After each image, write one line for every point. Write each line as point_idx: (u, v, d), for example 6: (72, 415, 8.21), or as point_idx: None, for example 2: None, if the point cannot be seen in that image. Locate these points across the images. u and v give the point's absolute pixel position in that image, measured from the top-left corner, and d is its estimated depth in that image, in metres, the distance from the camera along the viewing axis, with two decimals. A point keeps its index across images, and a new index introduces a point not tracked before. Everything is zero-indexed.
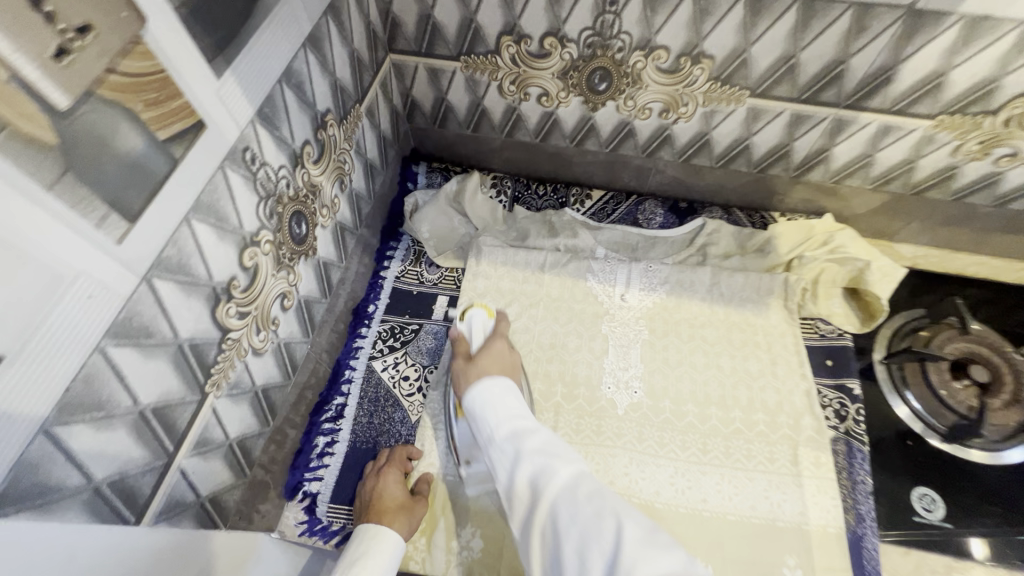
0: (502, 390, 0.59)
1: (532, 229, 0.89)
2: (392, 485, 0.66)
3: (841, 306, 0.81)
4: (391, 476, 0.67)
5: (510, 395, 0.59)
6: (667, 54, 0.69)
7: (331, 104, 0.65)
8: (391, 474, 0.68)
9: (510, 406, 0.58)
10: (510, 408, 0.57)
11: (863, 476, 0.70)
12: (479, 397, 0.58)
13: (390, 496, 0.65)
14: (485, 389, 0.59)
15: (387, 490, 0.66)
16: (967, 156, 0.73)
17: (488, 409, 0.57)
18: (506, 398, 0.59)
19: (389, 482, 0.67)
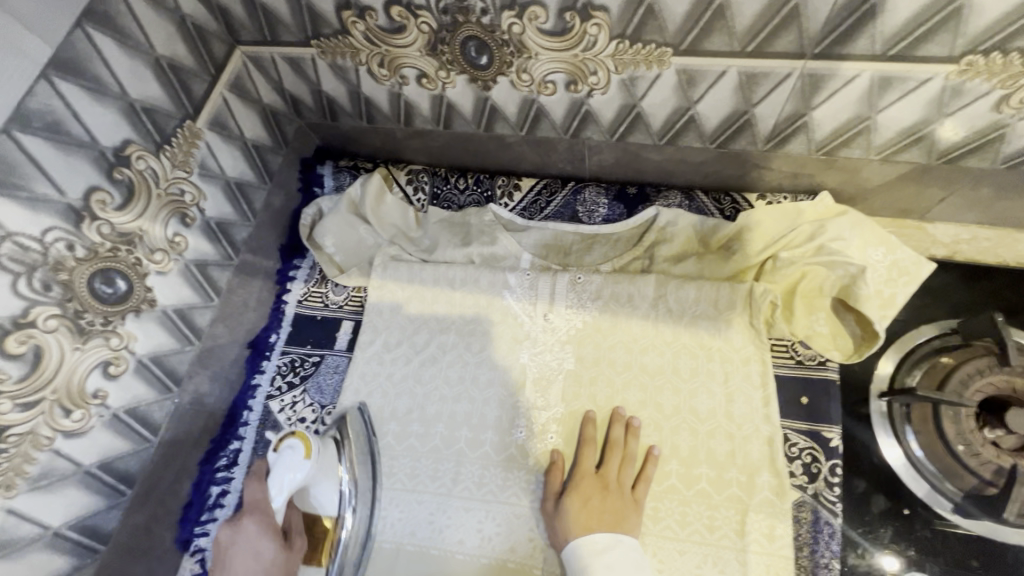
0: (615, 550, 0.55)
1: (443, 237, 0.76)
2: (268, 557, 0.52)
3: (826, 326, 0.62)
4: (247, 530, 0.52)
5: (626, 552, 0.55)
6: (544, 12, 0.50)
7: (133, 132, 0.54)
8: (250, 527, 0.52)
9: (616, 567, 0.54)
10: (617, 571, 0.53)
11: (827, 559, 0.55)
12: (578, 550, 0.55)
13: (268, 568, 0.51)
14: (589, 545, 0.55)
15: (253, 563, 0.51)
16: (1019, 108, 0.48)
17: (589, 571, 0.54)
18: (630, 560, 0.54)
19: (251, 540, 0.52)
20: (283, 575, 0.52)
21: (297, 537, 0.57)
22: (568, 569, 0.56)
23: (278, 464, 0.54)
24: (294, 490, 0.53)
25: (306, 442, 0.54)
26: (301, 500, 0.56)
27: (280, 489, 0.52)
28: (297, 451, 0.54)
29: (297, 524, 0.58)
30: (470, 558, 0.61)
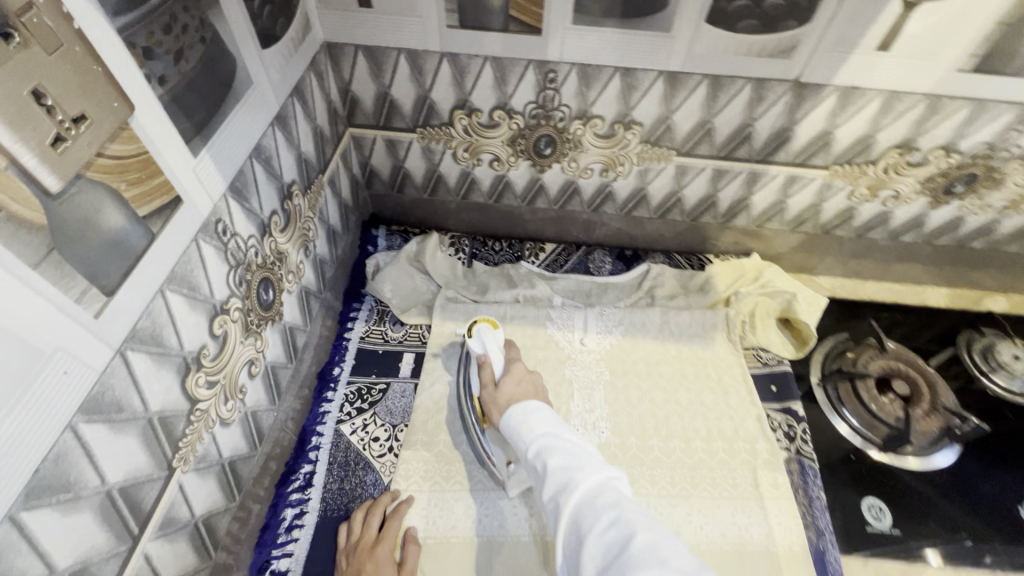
0: (543, 412, 0.61)
1: (491, 282, 0.95)
2: (514, 388, 0.68)
3: (777, 337, 0.90)
4: (516, 372, 0.71)
5: (547, 411, 0.61)
6: (602, 122, 0.78)
7: (297, 176, 0.68)
8: (512, 372, 0.71)
9: (546, 422, 0.59)
10: (547, 423, 0.59)
11: (817, 492, 0.76)
12: (516, 419, 0.61)
13: (515, 394, 0.67)
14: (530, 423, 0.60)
15: (508, 391, 0.68)
16: (860, 198, 0.85)
17: (524, 425, 0.60)
18: (552, 419, 0.60)
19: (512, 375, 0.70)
20: (525, 384, 0.69)
21: (519, 362, 0.73)
22: (513, 442, 0.61)
23: (474, 339, 0.78)
24: (500, 349, 0.76)
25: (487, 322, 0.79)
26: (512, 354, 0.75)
27: (477, 345, 0.76)
28: (486, 329, 0.78)
29: (516, 359, 0.74)
30: (512, 539, 0.71)
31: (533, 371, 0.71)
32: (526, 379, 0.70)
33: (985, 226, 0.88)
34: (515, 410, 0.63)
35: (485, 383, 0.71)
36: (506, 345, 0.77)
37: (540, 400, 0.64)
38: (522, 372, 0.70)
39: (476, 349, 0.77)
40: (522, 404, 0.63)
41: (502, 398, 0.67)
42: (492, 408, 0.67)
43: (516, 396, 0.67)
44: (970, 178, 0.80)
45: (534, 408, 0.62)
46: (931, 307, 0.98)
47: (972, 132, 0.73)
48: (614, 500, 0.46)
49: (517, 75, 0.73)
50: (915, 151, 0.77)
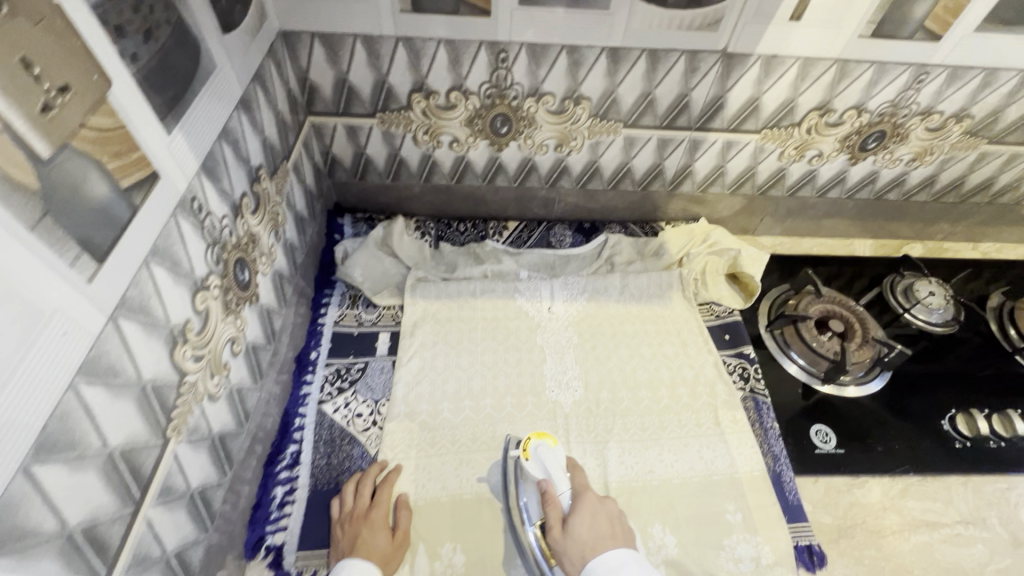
0: (631, 564, 0.55)
1: (459, 261, 0.99)
2: (585, 526, 0.61)
3: (726, 290, 0.99)
4: (587, 503, 0.63)
5: (637, 566, 0.55)
6: (554, 99, 0.83)
7: (263, 160, 0.70)
8: (585, 508, 0.63)
9: None
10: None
11: (770, 423, 0.84)
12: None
13: (591, 539, 0.59)
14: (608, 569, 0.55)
15: (581, 533, 0.60)
16: (789, 159, 0.94)
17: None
18: (639, 571, 0.55)
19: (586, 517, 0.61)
20: (601, 517, 0.62)
21: (590, 491, 0.66)
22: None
23: (532, 461, 0.69)
24: (563, 473, 0.68)
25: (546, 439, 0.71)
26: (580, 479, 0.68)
27: (538, 470, 0.68)
28: (546, 446, 0.70)
29: (586, 489, 0.67)
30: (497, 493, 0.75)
31: (608, 501, 0.65)
32: (613, 529, 0.60)
33: (897, 179, 0.99)
34: (600, 560, 0.56)
35: (551, 521, 0.63)
36: (573, 472, 0.69)
37: (623, 547, 0.57)
38: (597, 506, 0.63)
39: (536, 474, 0.69)
40: (604, 556, 0.56)
41: (577, 541, 0.59)
42: (564, 556, 0.59)
43: (591, 541, 0.59)
44: (880, 135, 0.90)
45: (618, 562, 0.55)
46: (857, 256, 1.09)
47: (877, 92, 0.83)
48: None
49: (471, 56, 0.77)
50: (831, 112, 0.86)
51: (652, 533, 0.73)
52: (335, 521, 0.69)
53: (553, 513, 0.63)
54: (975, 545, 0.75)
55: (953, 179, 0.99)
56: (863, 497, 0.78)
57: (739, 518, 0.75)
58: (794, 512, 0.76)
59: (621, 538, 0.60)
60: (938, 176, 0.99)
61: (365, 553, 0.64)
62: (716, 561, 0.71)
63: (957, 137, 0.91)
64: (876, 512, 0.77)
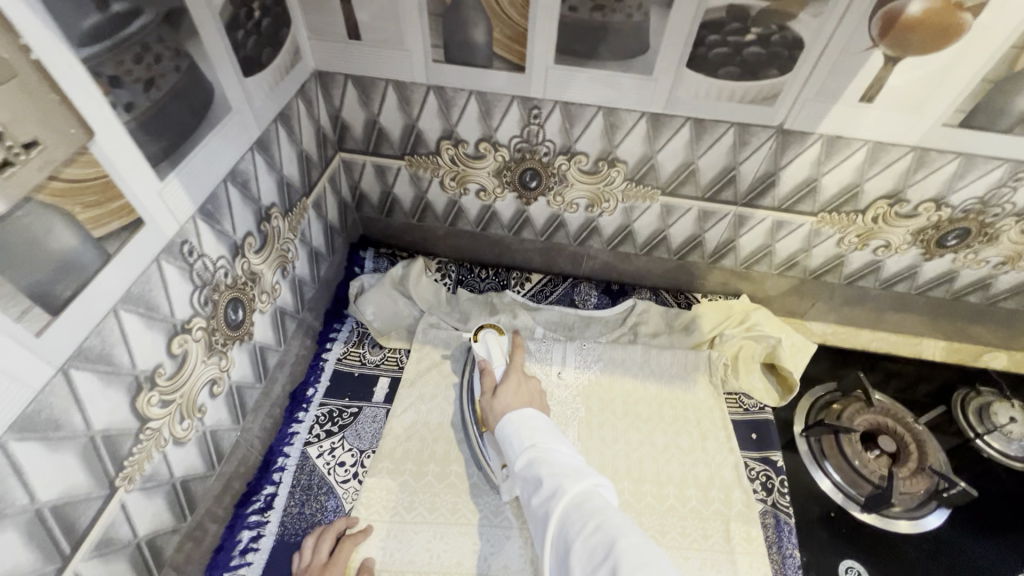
0: (538, 420, 0.64)
1: (473, 310, 0.95)
2: (510, 395, 0.70)
3: (760, 381, 0.89)
4: (514, 374, 0.73)
5: (544, 423, 0.63)
6: (586, 158, 0.78)
7: (277, 199, 0.69)
8: (512, 376, 0.73)
9: (539, 429, 0.62)
10: (538, 430, 0.62)
11: (791, 549, 0.73)
12: (515, 433, 0.63)
13: (511, 404, 0.68)
14: (519, 420, 0.64)
15: (505, 400, 0.69)
16: (849, 246, 0.84)
17: (518, 433, 0.62)
18: (543, 423, 0.63)
19: (512, 380, 0.72)
20: (524, 392, 0.71)
21: (521, 370, 0.75)
22: (506, 449, 0.63)
23: (479, 344, 0.81)
24: (504, 355, 0.79)
25: (495, 328, 0.83)
26: (514, 352, 0.78)
27: (483, 350, 0.80)
28: (492, 334, 0.82)
29: (520, 367, 0.76)
30: (470, 574, 0.69)
31: (532, 380, 0.73)
32: (533, 397, 0.70)
33: (982, 281, 0.85)
34: (511, 416, 0.65)
35: (486, 387, 0.73)
36: (510, 347, 0.79)
37: (534, 409, 0.67)
38: (520, 383, 0.72)
39: (481, 354, 0.80)
40: (519, 414, 0.65)
41: (502, 401, 0.69)
42: (489, 415, 0.70)
43: (512, 404, 0.68)
44: (963, 232, 0.78)
45: (529, 416, 0.64)
46: (926, 362, 0.95)
47: (962, 186, 0.72)
48: (601, 508, 0.49)
49: (502, 109, 0.74)
50: (904, 202, 0.75)
51: None
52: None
53: (489, 380, 0.74)
54: None
55: None
56: None
57: None
58: None
59: (535, 405, 0.69)
60: None
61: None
62: None
63: None
64: None
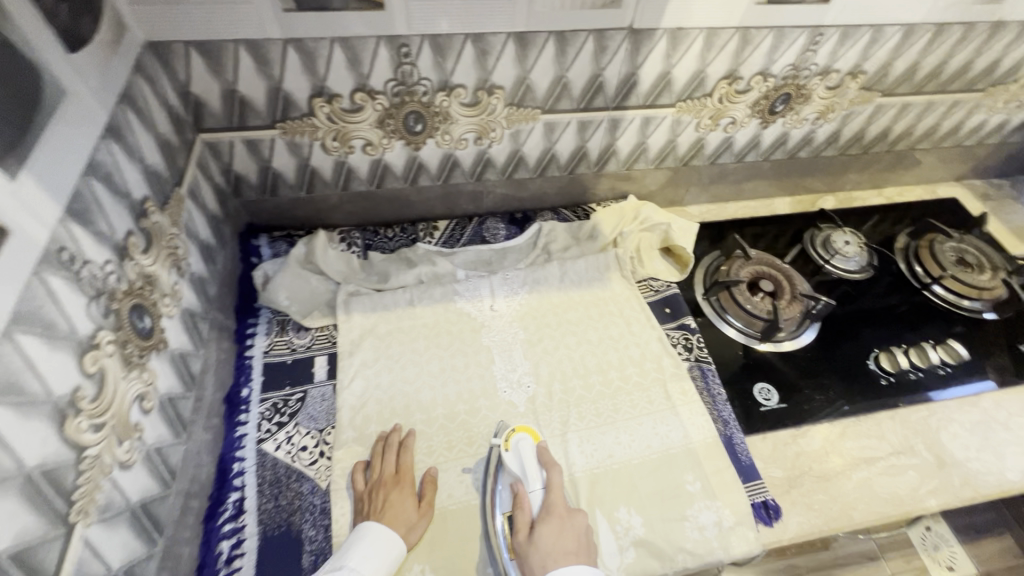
0: None
1: (390, 269, 0.94)
2: (551, 537, 0.65)
3: (662, 265, 1.00)
4: (554, 488, 0.69)
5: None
6: (465, 91, 0.80)
7: (149, 190, 0.63)
8: (554, 522, 0.66)
9: None
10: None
11: (717, 389, 0.86)
12: None
13: (553, 548, 0.63)
14: None
15: (545, 542, 0.64)
16: (706, 129, 0.96)
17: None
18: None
19: (554, 527, 0.66)
20: (570, 535, 0.65)
21: (560, 479, 0.70)
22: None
23: (513, 454, 0.73)
24: (537, 470, 0.72)
25: (528, 436, 0.75)
26: (551, 461, 0.72)
27: (516, 465, 0.72)
28: (526, 441, 0.74)
29: (560, 501, 0.69)
30: (460, 503, 0.73)
31: (577, 515, 0.68)
32: (581, 540, 0.65)
33: (806, 137, 1.03)
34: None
35: (521, 525, 0.67)
36: (543, 450, 0.73)
37: (586, 566, 0.62)
38: (564, 519, 0.67)
39: (514, 467, 0.72)
40: (568, 570, 0.61)
41: (542, 546, 0.64)
42: (527, 566, 0.64)
43: (552, 547, 0.63)
44: (786, 97, 0.93)
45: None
46: (778, 214, 1.14)
47: (779, 57, 0.85)
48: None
49: (370, 54, 0.72)
50: (739, 80, 0.88)
51: (619, 517, 0.73)
52: (356, 496, 0.71)
53: (525, 515, 0.68)
54: (907, 472, 0.81)
55: (854, 132, 1.05)
56: (807, 446, 0.83)
57: (698, 486, 0.76)
58: (748, 472, 0.79)
59: (583, 555, 0.64)
60: (841, 131, 1.03)
61: (393, 516, 0.68)
62: (682, 532, 0.72)
63: (854, 93, 0.95)
64: (820, 458, 0.82)
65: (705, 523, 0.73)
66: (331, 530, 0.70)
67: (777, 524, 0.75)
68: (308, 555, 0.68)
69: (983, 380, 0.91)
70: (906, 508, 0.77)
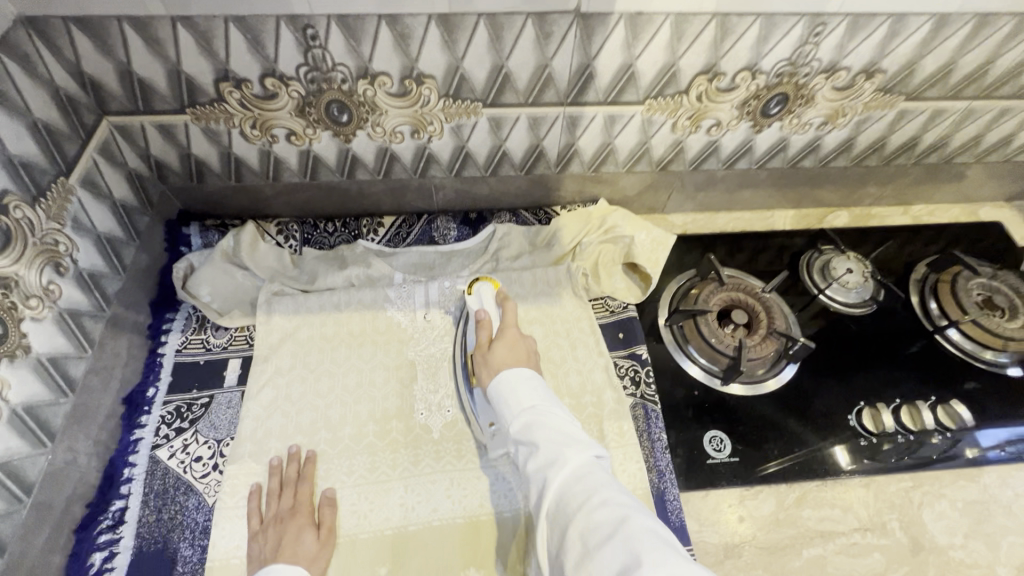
0: (535, 381, 0.61)
1: (320, 268, 0.88)
2: (504, 349, 0.68)
3: (622, 283, 0.89)
4: (509, 320, 0.73)
5: (534, 376, 0.62)
6: (390, 79, 0.70)
7: (12, 183, 0.58)
8: (507, 338, 0.70)
9: (534, 390, 0.60)
10: (533, 393, 0.59)
11: (658, 433, 0.76)
12: (499, 381, 0.62)
13: (506, 357, 0.67)
14: (505, 375, 0.63)
15: (500, 353, 0.68)
16: (685, 130, 0.82)
17: (509, 399, 0.59)
18: (535, 380, 0.61)
19: (509, 346, 0.69)
20: (524, 352, 0.68)
21: (514, 325, 0.73)
22: (498, 409, 0.61)
23: (474, 297, 0.79)
24: (496, 311, 0.77)
25: (492, 284, 0.80)
26: (507, 301, 0.77)
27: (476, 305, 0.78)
28: (488, 289, 0.79)
29: (514, 325, 0.73)
30: (352, 538, 0.67)
31: (528, 339, 0.71)
32: (529, 354, 0.68)
33: (810, 144, 0.88)
34: (501, 374, 0.63)
35: (481, 342, 0.72)
36: (503, 294, 0.79)
37: (528, 368, 0.64)
38: (516, 338, 0.70)
39: (473, 308, 0.78)
40: (511, 369, 0.64)
41: (494, 357, 0.67)
42: (483, 368, 0.68)
43: (505, 360, 0.66)
44: (782, 98, 0.78)
45: (519, 373, 0.63)
46: (776, 231, 0.99)
47: (770, 49, 0.70)
48: (600, 481, 0.47)
49: (272, 35, 0.64)
50: (721, 75, 0.73)
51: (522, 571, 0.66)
52: (252, 535, 0.66)
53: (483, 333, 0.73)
54: (872, 554, 0.69)
55: (872, 140, 0.88)
56: (754, 511, 0.72)
57: None
58: (676, 536, 0.69)
59: (528, 363, 0.67)
60: (855, 139, 0.87)
61: (291, 552, 0.63)
62: None
63: (870, 96, 0.79)
64: (769, 526, 0.71)
65: None
66: (207, 553, 0.66)
67: None
68: None
69: (1017, 425, 0.79)
70: None
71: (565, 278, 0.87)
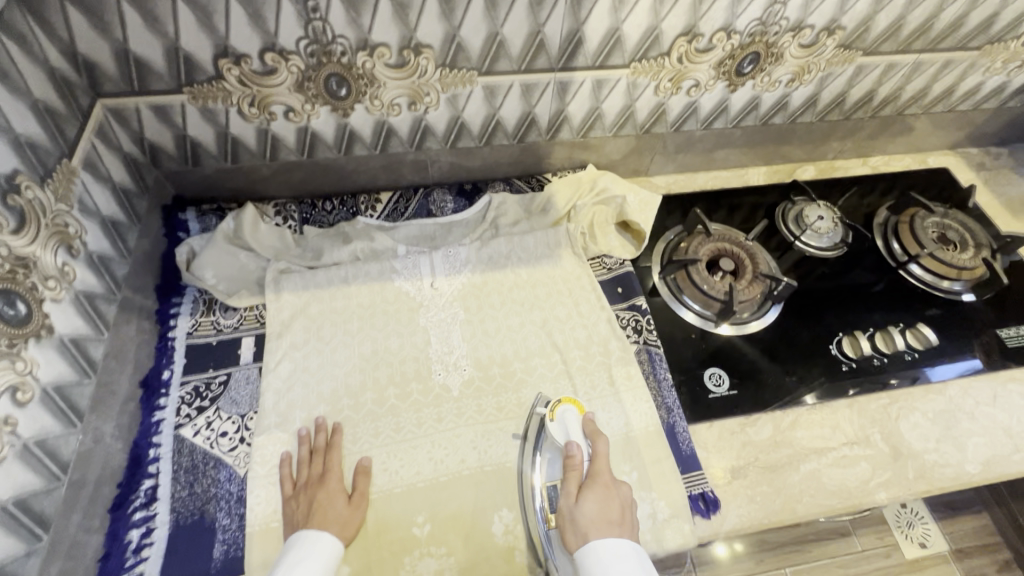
0: (636, 567, 0.56)
1: (324, 245, 0.89)
2: (595, 505, 0.61)
3: (616, 241, 0.94)
4: (601, 462, 0.66)
5: (635, 558, 0.57)
6: (389, 51, 0.72)
7: (22, 163, 0.57)
8: (599, 493, 0.63)
9: None
10: None
11: (663, 374, 0.82)
12: (597, 556, 0.56)
13: (597, 518, 0.60)
14: (597, 551, 0.57)
15: (590, 510, 0.61)
16: (667, 92, 0.88)
17: None
18: (633, 564, 0.56)
19: (603, 503, 0.62)
20: (623, 519, 0.61)
21: (606, 468, 0.65)
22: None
23: (558, 424, 0.71)
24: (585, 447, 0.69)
25: (575, 406, 0.73)
26: (595, 432, 0.69)
27: (560, 436, 0.70)
28: (573, 414, 0.72)
29: (608, 474, 0.65)
30: (386, 492, 0.70)
31: (622, 491, 0.64)
32: (627, 521, 0.61)
33: (779, 101, 0.95)
34: (598, 545, 0.57)
35: (569, 492, 0.64)
36: (590, 420, 0.71)
37: (627, 541, 0.58)
38: (611, 493, 0.63)
39: (557, 437, 0.70)
40: (608, 542, 0.57)
41: (585, 518, 0.60)
42: (570, 528, 0.61)
43: (595, 522, 0.60)
44: (754, 57, 0.84)
45: (616, 547, 0.57)
46: (751, 186, 1.07)
47: (743, 10, 0.76)
48: None
49: (273, 9, 0.65)
50: (699, 36, 0.79)
51: None
52: (286, 498, 0.68)
53: (572, 480, 0.65)
54: (860, 463, 0.77)
55: (834, 95, 0.96)
56: (754, 436, 0.79)
57: (634, 477, 0.73)
58: (687, 462, 0.75)
59: (626, 529, 0.60)
60: (819, 94, 0.95)
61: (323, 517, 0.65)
62: None
63: (831, 52, 0.86)
64: (769, 448, 0.78)
65: (639, 516, 0.70)
66: (245, 520, 0.67)
67: (715, 517, 0.71)
68: (221, 545, 0.66)
69: (970, 360, 0.86)
70: (852, 502, 0.73)
71: (564, 239, 0.91)
